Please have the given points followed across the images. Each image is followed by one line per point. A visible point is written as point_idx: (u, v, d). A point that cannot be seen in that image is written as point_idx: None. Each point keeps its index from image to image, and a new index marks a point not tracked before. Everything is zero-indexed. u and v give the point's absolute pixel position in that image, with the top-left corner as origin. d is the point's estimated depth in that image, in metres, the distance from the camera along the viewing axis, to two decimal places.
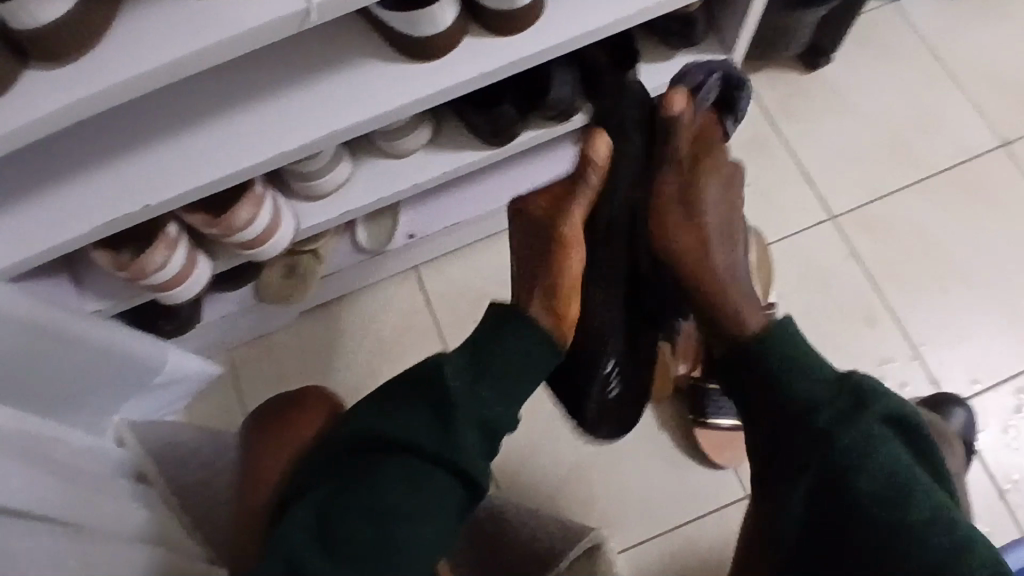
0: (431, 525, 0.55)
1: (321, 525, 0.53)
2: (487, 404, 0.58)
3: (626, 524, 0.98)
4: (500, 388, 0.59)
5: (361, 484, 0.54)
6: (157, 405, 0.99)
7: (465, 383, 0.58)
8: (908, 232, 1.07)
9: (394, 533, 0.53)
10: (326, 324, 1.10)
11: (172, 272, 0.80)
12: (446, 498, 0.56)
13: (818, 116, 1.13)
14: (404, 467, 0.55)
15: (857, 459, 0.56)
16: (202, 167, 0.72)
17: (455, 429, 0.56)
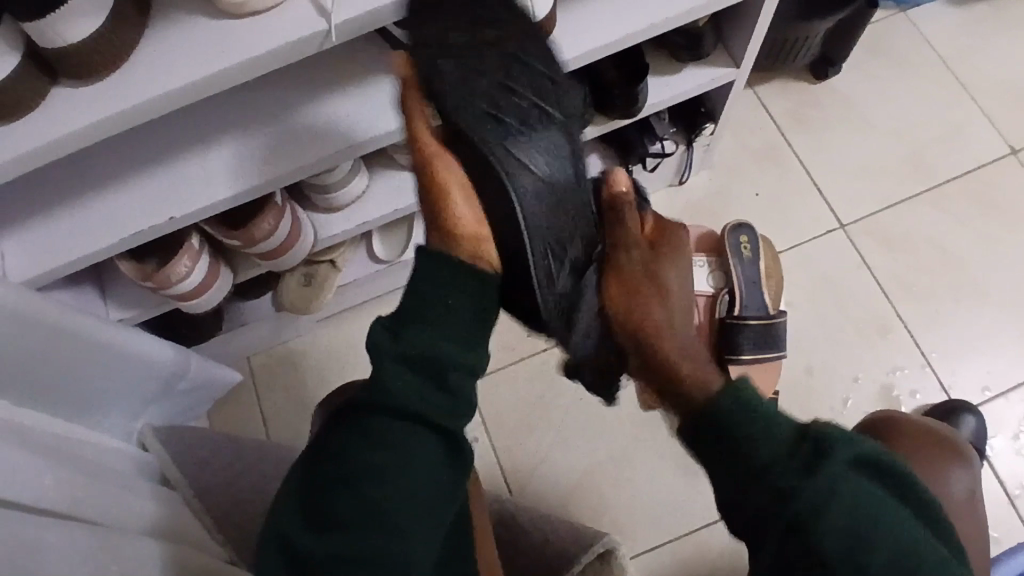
0: (406, 474, 0.54)
1: (312, 502, 0.54)
2: (414, 345, 0.56)
3: (637, 530, 0.99)
4: (423, 328, 0.57)
5: (335, 455, 0.55)
6: (178, 411, 1.02)
7: (388, 335, 0.57)
8: (918, 240, 1.08)
9: (369, 493, 0.53)
10: (343, 332, 1.12)
11: (195, 282, 0.83)
12: (426, 449, 0.55)
13: (827, 125, 1.14)
14: (365, 427, 0.55)
15: (818, 511, 0.51)
16: (224, 181, 0.74)
17: (402, 382, 0.55)
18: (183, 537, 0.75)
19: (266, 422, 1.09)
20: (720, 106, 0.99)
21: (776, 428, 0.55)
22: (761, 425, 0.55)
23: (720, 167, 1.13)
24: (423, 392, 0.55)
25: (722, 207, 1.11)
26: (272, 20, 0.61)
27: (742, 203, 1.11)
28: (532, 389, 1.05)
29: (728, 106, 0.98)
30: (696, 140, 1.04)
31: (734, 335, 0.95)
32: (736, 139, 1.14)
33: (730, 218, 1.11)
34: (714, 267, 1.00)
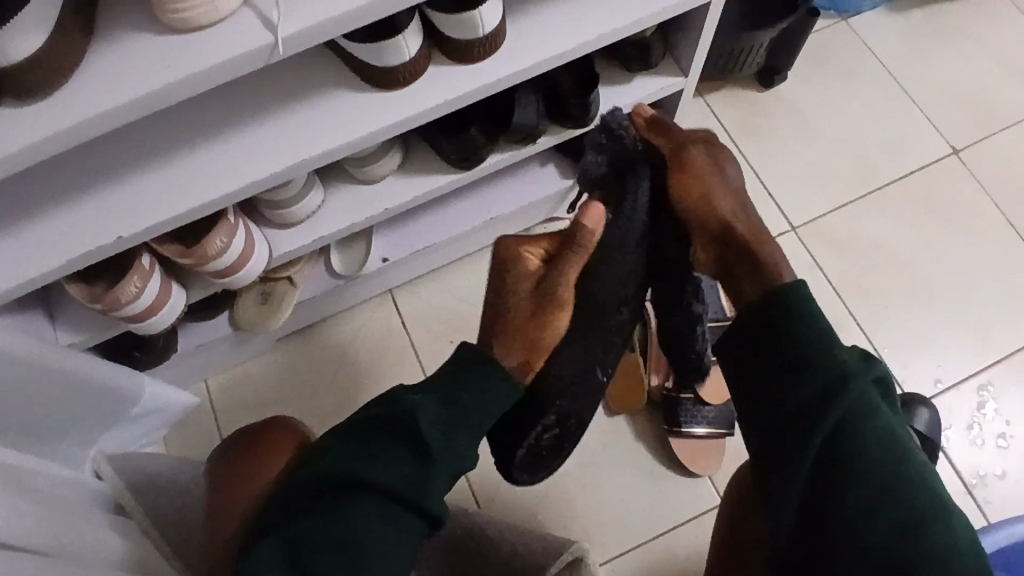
0: (395, 548, 0.55)
1: (292, 553, 0.53)
2: (461, 449, 0.60)
3: (606, 536, 0.99)
4: (470, 431, 0.61)
5: (332, 513, 0.55)
6: (134, 437, 0.99)
7: (439, 423, 0.59)
8: (867, 240, 1.11)
9: (360, 554, 0.53)
10: (303, 349, 1.10)
11: (147, 302, 0.81)
12: (413, 532, 0.56)
13: (775, 130, 1.18)
14: (374, 498, 0.56)
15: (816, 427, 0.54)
16: (176, 199, 0.73)
17: (435, 472, 0.57)
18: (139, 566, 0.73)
19: None
20: (671, 115, 1.01)
21: (808, 378, 0.55)
22: (794, 373, 0.56)
23: None
24: (435, 488, 0.57)
25: None
26: (221, 33, 0.61)
27: None
28: None
29: (679, 114, 1.01)
30: None
31: None
32: None
33: None
34: None
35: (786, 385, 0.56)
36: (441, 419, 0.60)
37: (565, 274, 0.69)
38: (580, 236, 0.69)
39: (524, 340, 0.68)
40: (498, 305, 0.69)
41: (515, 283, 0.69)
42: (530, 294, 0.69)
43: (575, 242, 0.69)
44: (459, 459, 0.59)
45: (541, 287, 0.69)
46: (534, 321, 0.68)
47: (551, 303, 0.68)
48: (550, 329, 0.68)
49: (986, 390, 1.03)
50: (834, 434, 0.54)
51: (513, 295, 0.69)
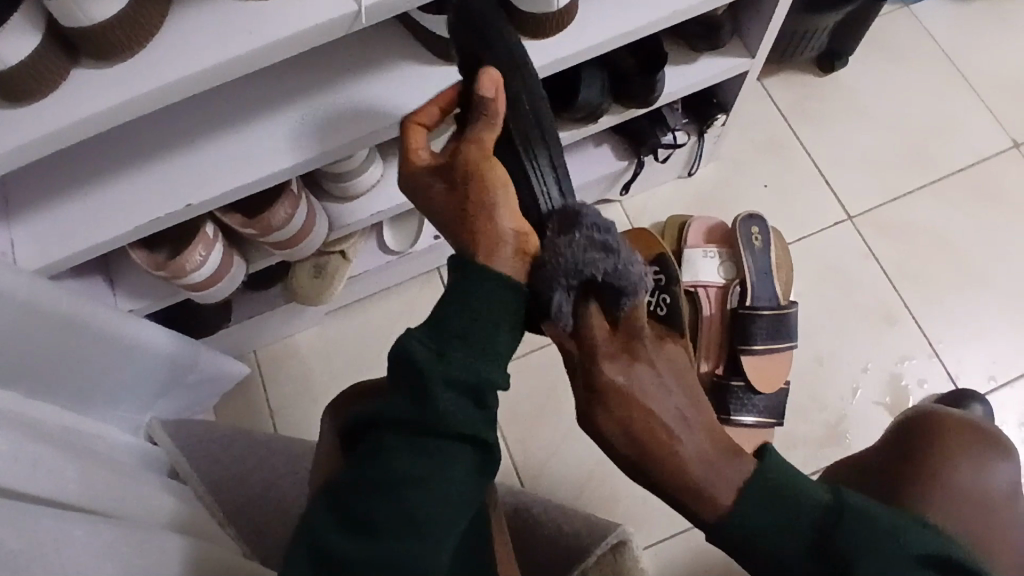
0: (432, 490, 0.48)
1: (342, 506, 0.48)
2: (459, 366, 0.49)
3: (649, 520, 0.99)
4: (467, 346, 0.50)
5: (369, 456, 0.49)
6: (185, 406, 1.00)
7: (430, 350, 0.49)
8: (923, 231, 1.09)
9: (395, 503, 0.47)
10: (349, 323, 1.11)
11: (208, 273, 0.81)
12: (462, 467, 0.49)
13: (832, 117, 1.15)
14: (401, 437, 0.49)
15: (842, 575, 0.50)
16: (246, 167, 0.73)
17: (446, 398, 0.48)
18: (201, 533, 0.74)
19: (272, 417, 1.07)
20: (732, 98, 0.99)
21: (785, 510, 0.52)
22: (773, 509, 0.52)
23: (729, 158, 1.13)
24: (450, 416, 0.48)
25: (731, 199, 1.12)
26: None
27: (751, 195, 1.12)
28: (544, 381, 1.05)
29: (740, 96, 0.99)
30: (707, 132, 1.04)
31: (746, 326, 0.97)
32: (745, 130, 1.14)
33: (738, 212, 1.11)
34: (725, 257, 1.03)
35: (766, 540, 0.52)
36: (437, 340, 0.50)
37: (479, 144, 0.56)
38: (476, 103, 0.56)
39: (479, 224, 0.52)
40: (441, 210, 0.56)
41: (429, 177, 0.57)
42: (448, 181, 0.56)
43: (476, 116, 0.56)
44: (468, 368, 0.49)
45: (456, 168, 0.55)
46: (467, 199, 0.53)
47: (473, 173, 0.54)
48: (489, 200, 0.53)
49: None
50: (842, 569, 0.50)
51: (433, 187, 0.57)
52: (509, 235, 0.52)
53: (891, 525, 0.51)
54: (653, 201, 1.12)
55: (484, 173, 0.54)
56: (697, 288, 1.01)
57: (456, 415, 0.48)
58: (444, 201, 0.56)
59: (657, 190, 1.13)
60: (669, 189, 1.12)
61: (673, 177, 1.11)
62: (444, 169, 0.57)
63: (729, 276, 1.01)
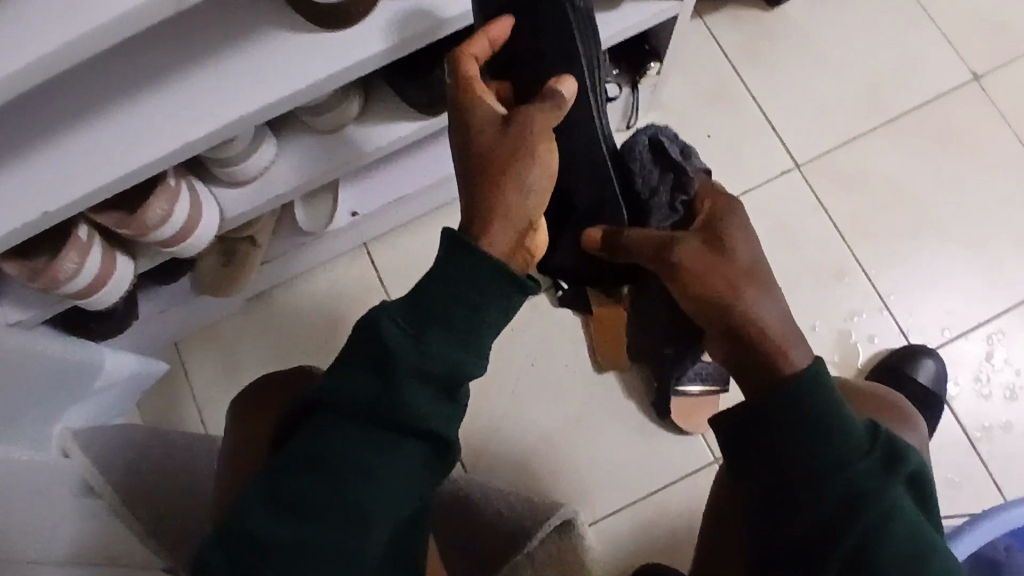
0: (379, 479, 0.50)
1: (274, 489, 0.49)
2: (431, 353, 0.49)
3: (596, 495, 0.95)
4: (442, 333, 0.50)
5: (309, 443, 0.50)
6: (99, 410, 0.94)
7: (404, 334, 0.50)
8: (876, 178, 1.03)
9: (336, 488, 0.49)
10: (274, 308, 1.05)
11: (91, 274, 0.74)
12: (414, 460, 0.51)
13: (779, 56, 1.07)
14: (356, 425, 0.50)
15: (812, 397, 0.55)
16: (108, 162, 0.65)
17: (408, 391, 0.49)
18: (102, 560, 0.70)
19: (200, 412, 1.02)
20: (664, 44, 0.91)
21: (847, 416, 0.55)
22: (840, 409, 0.55)
23: (671, 106, 1.05)
24: (411, 411, 0.49)
25: None
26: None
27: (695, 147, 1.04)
28: None
29: (673, 42, 0.90)
30: (641, 81, 0.96)
31: None
32: (686, 74, 1.06)
33: None
34: None
35: (822, 431, 0.54)
36: (411, 322, 0.50)
37: (540, 117, 0.53)
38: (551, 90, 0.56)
39: (505, 196, 0.52)
40: (466, 153, 0.54)
41: (477, 115, 0.54)
42: (496, 129, 0.53)
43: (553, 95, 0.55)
44: (435, 355, 0.49)
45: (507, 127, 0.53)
46: (507, 165, 0.52)
47: (514, 144, 0.53)
48: (525, 177, 0.52)
49: (996, 338, 0.98)
50: (881, 482, 0.55)
51: (471, 128, 0.54)
52: (511, 230, 0.52)
53: (914, 455, 0.56)
54: None
55: (528, 149, 0.52)
56: None
57: (421, 412, 0.49)
58: (478, 149, 0.53)
59: None
60: None
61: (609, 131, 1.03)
62: (498, 117, 0.54)
63: None
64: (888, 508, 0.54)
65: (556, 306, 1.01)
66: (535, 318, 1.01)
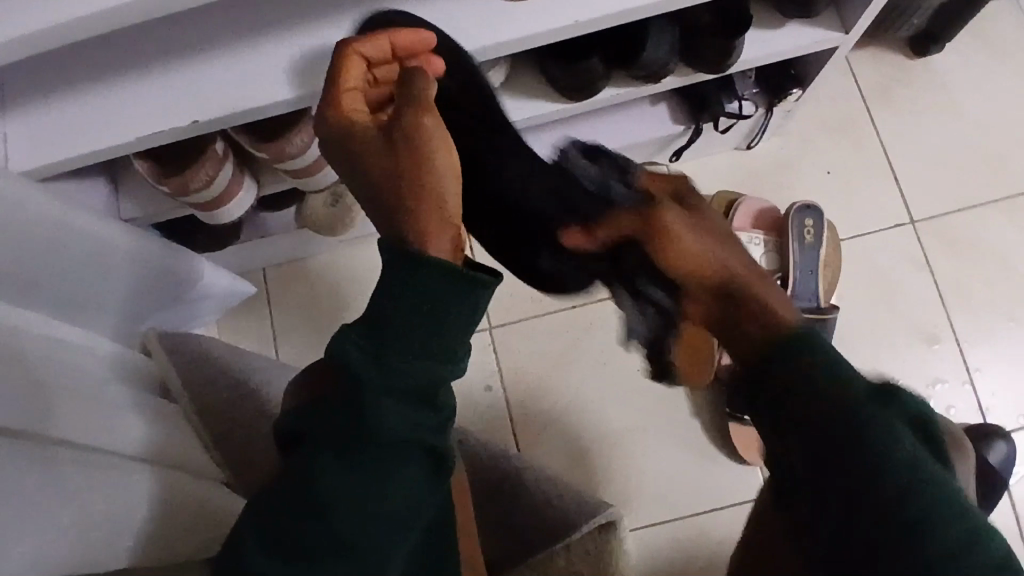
0: (383, 500, 0.47)
1: (277, 519, 0.46)
2: (400, 371, 0.46)
3: (640, 502, 0.96)
4: (405, 347, 0.47)
5: (297, 476, 0.47)
6: (184, 318, 0.97)
7: (366, 355, 0.47)
8: (988, 251, 1.00)
9: (333, 526, 0.46)
10: (364, 254, 1.05)
11: (215, 192, 0.75)
12: (415, 482, 0.48)
13: (916, 106, 1.04)
14: (338, 456, 0.47)
15: (853, 400, 0.45)
16: (117, 126, 0.65)
17: (388, 407, 0.46)
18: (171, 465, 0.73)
19: (274, 340, 1.04)
20: (812, 73, 0.89)
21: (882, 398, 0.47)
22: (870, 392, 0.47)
23: (795, 136, 1.04)
24: (390, 437, 0.46)
25: (789, 182, 1.03)
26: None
27: (810, 182, 1.03)
28: (554, 345, 1.01)
29: (821, 73, 0.88)
30: (777, 105, 0.94)
31: None
32: (817, 106, 1.04)
33: (792, 198, 1.03)
34: (770, 247, 0.96)
35: (858, 420, 0.45)
36: (371, 342, 0.47)
37: (414, 105, 0.51)
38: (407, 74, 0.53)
39: (425, 207, 0.49)
40: (372, 179, 0.51)
41: (358, 136, 0.52)
42: (385, 138, 0.51)
43: (404, 86, 0.53)
44: (408, 369, 0.47)
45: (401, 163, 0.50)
46: (415, 174, 0.50)
47: (413, 147, 0.50)
48: (435, 171, 0.50)
49: None
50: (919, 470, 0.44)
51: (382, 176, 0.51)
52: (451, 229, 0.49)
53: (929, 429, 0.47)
54: (704, 172, 1.04)
55: (418, 144, 0.50)
56: None
57: (394, 423, 0.46)
58: (378, 169, 0.51)
59: (710, 160, 1.04)
60: (724, 161, 1.03)
61: (729, 148, 1.02)
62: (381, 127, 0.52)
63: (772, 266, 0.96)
64: (933, 515, 0.42)
65: None
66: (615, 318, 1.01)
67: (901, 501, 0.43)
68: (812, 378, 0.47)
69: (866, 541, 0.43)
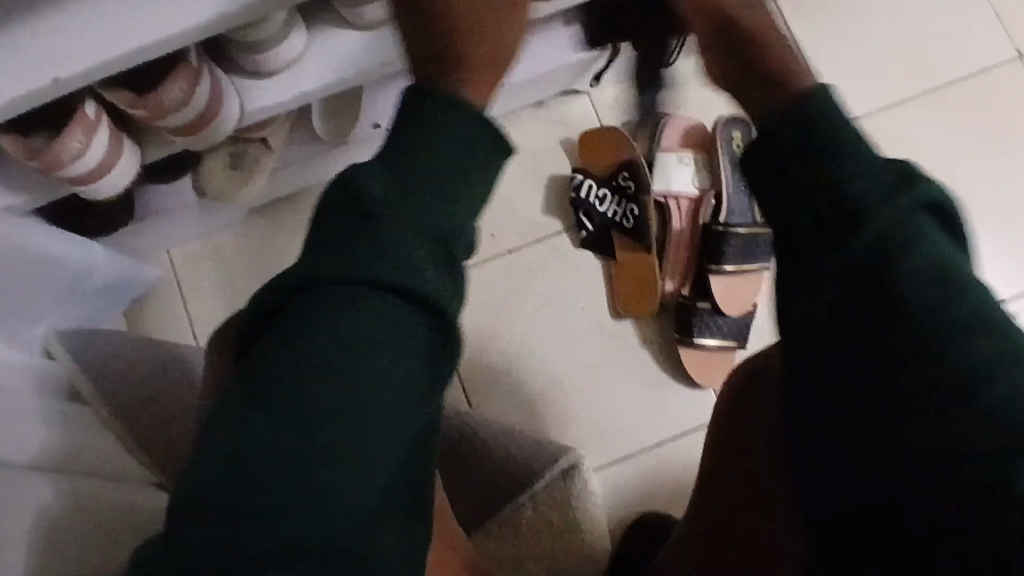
0: (392, 366, 0.42)
1: (270, 406, 0.40)
2: (418, 199, 0.45)
3: (601, 441, 0.94)
4: (425, 180, 0.46)
5: (292, 332, 0.42)
6: (86, 314, 0.88)
7: (387, 180, 0.45)
8: (913, 148, 1.01)
9: (331, 390, 0.41)
10: (280, 223, 0.98)
11: (92, 162, 0.67)
12: (411, 356, 0.43)
13: (829, 8, 1.02)
14: (347, 287, 0.42)
15: (909, 208, 0.45)
16: (32, 64, 0.51)
17: (395, 225, 0.43)
18: (88, 473, 0.66)
19: (192, 326, 0.96)
20: None
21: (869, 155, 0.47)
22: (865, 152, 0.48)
23: None
24: (386, 294, 0.42)
25: (713, 99, 1.00)
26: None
27: (734, 96, 1.00)
28: (494, 294, 0.97)
29: None
30: None
31: (718, 245, 0.91)
32: None
33: (718, 115, 1.00)
34: (702, 165, 0.94)
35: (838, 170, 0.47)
36: (386, 180, 0.45)
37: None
38: None
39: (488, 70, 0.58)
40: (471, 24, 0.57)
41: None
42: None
43: None
44: (423, 206, 0.45)
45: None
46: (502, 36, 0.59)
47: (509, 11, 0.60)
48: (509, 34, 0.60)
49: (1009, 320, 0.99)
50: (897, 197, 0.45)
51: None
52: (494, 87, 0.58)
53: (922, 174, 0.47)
54: (628, 96, 1.00)
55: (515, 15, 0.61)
56: (668, 199, 0.93)
57: (411, 255, 0.43)
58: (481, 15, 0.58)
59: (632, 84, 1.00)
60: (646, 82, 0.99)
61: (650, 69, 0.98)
62: None
63: (705, 186, 0.93)
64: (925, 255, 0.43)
65: (579, 247, 0.97)
66: (554, 260, 0.97)
67: (931, 308, 0.43)
68: (853, 190, 0.46)
69: (876, 349, 0.44)
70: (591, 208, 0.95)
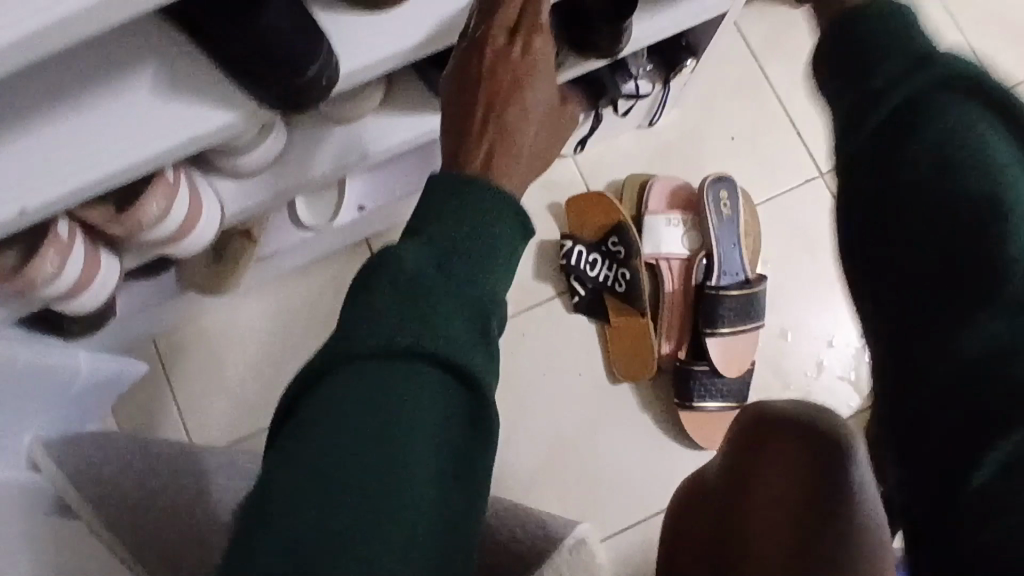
0: (422, 425, 0.40)
1: (297, 484, 0.37)
2: (470, 290, 0.44)
3: (607, 509, 0.93)
4: (468, 265, 0.45)
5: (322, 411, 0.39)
6: (70, 418, 0.85)
7: (427, 262, 0.44)
8: None
9: (358, 461, 0.38)
10: (266, 304, 0.97)
11: (69, 282, 0.64)
12: (437, 432, 0.40)
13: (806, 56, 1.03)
14: (381, 361, 0.41)
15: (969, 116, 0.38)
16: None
17: (449, 318, 0.42)
18: None
19: (181, 412, 0.94)
20: (705, 41, 0.84)
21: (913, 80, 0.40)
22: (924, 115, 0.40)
23: (695, 105, 1.00)
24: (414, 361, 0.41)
25: (697, 153, 1.00)
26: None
27: (717, 149, 1.00)
28: None
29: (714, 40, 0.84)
30: (673, 78, 0.90)
31: (712, 307, 0.91)
32: (711, 71, 1.01)
33: (703, 169, 1.00)
34: (690, 225, 0.93)
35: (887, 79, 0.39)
36: (433, 254, 0.44)
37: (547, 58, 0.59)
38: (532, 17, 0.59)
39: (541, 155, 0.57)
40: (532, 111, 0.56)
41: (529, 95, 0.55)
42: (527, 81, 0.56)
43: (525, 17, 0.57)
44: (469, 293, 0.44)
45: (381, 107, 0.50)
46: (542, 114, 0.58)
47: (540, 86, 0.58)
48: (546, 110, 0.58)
49: None
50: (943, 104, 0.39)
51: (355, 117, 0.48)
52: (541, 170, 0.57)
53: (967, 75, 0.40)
54: (611, 156, 0.99)
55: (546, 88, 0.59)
56: (659, 261, 0.92)
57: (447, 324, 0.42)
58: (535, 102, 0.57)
59: (615, 143, 0.99)
60: (628, 141, 0.99)
61: (631, 128, 0.97)
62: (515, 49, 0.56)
63: (695, 246, 0.93)
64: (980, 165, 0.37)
65: (571, 312, 0.96)
66: (547, 326, 0.96)
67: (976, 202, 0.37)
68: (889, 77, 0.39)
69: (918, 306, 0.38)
70: (582, 274, 0.93)
